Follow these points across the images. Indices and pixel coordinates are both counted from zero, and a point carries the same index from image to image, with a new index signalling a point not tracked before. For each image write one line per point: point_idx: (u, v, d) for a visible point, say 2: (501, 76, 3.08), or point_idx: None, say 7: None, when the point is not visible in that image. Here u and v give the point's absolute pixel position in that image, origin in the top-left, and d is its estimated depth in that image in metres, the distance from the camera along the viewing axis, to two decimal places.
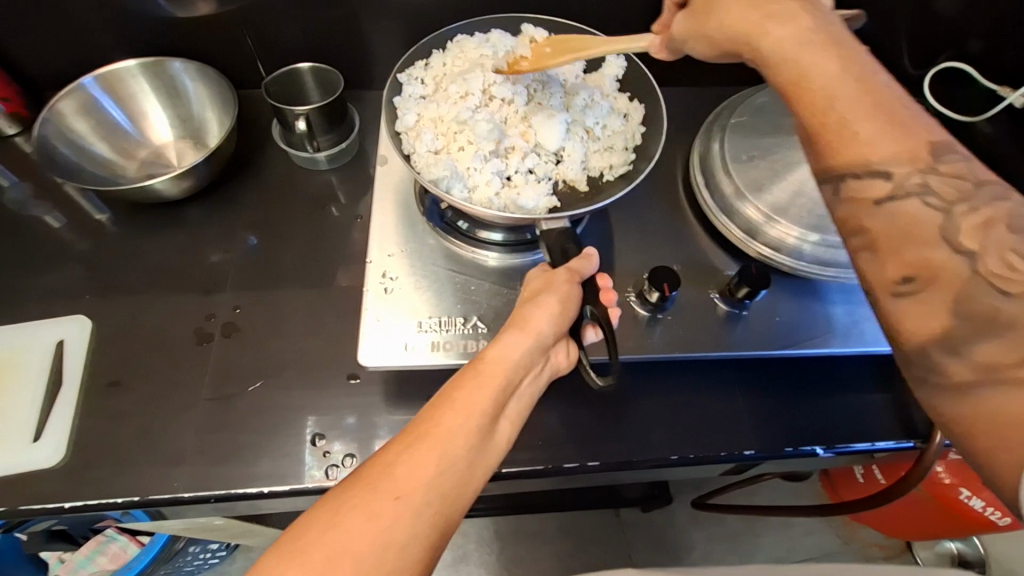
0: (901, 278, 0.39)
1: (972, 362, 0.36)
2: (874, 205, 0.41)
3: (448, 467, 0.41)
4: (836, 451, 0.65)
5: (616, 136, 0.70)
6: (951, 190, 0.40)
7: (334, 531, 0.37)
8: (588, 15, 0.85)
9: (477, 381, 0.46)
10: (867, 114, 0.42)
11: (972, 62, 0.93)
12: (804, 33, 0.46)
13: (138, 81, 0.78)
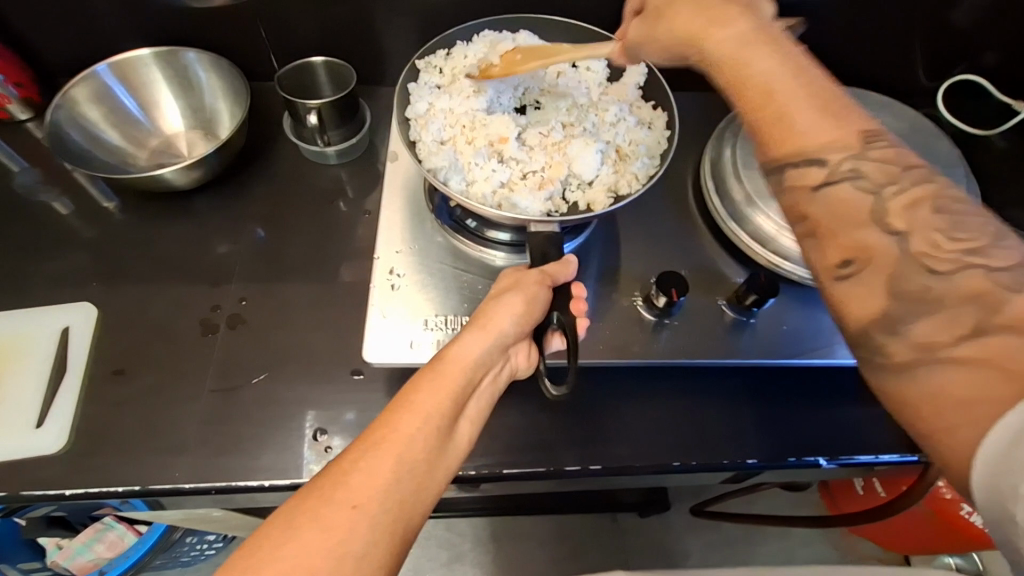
0: (841, 261, 0.39)
1: (910, 342, 0.36)
2: (811, 191, 0.41)
3: (406, 470, 0.41)
4: (840, 463, 0.65)
5: (633, 149, 0.68)
6: (882, 175, 0.40)
7: (289, 544, 0.36)
8: (603, 17, 0.85)
9: (435, 382, 0.46)
10: (802, 106, 0.42)
11: (987, 75, 0.92)
12: (744, 34, 0.46)
13: (151, 70, 0.78)
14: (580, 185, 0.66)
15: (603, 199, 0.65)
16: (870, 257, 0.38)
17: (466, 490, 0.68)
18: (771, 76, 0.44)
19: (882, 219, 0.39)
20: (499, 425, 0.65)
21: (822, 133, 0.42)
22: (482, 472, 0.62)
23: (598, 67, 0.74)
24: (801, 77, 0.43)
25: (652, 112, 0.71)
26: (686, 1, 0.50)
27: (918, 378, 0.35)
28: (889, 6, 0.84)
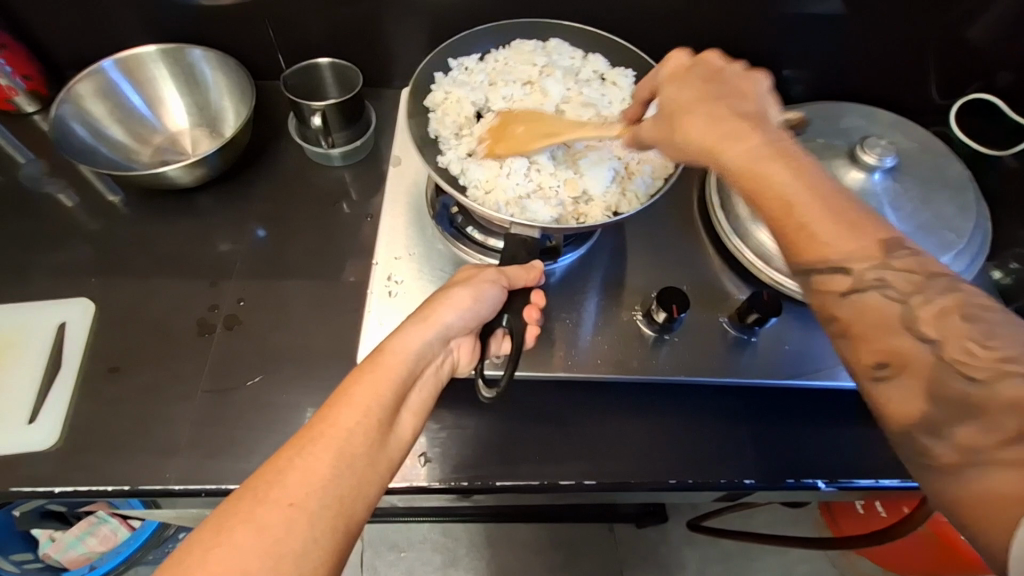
0: (876, 363, 0.39)
1: (954, 444, 0.35)
2: (840, 297, 0.41)
3: (345, 465, 0.40)
4: (840, 486, 0.64)
5: (644, 170, 0.66)
6: (907, 283, 0.40)
7: (222, 546, 0.35)
8: (613, 25, 0.84)
9: (374, 376, 0.46)
10: (824, 218, 0.42)
11: (1002, 95, 0.91)
12: (754, 151, 0.46)
13: (158, 67, 0.78)
14: (583, 200, 0.65)
15: (600, 215, 0.63)
16: (902, 362, 0.38)
17: (459, 501, 0.67)
18: (789, 191, 0.43)
19: (913, 323, 0.39)
20: (494, 436, 0.65)
21: (844, 244, 0.41)
22: (475, 484, 0.61)
23: (624, 82, 0.72)
24: (818, 196, 0.43)
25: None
26: (696, 117, 0.50)
27: (966, 480, 0.34)
28: (903, 23, 0.83)
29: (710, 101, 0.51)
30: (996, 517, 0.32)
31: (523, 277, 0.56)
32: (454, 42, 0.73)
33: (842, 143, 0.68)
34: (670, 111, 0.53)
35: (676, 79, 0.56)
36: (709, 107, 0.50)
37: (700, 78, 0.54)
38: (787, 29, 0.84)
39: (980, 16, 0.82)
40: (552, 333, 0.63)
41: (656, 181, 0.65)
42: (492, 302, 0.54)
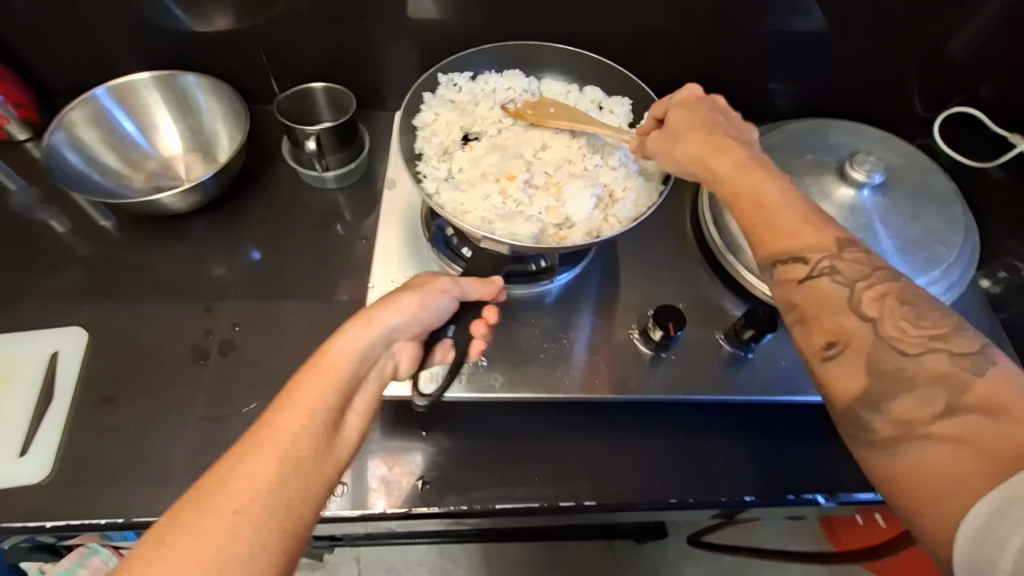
0: (826, 343, 0.43)
1: (890, 417, 0.39)
2: (797, 284, 0.45)
3: (292, 467, 0.39)
4: (839, 501, 0.64)
5: (629, 196, 0.67)
6: (855, 270, 0.44)
7: (166, 556, 0.34)
8: (602, 44, 0.85)
9: (320, 379, 0.45)
10: (793, 226, 0.47)
11: (983, 108, 0.93)
12: (741, 164, 0.51)
13: (151, 93, 0.78)
14: (565, 224, 0.65)
15: (580, 238, 0.64)
16: (848, 340, 0.42)
17: (456, 524, 0.66)
18: (764, 197, 0.48)
19: (856, 306, 0.43)
20: (493, 457, 0.64)
21: (808, 237, 0.46)
22: (475, 507, 0.61)
23: (621, 112, 0.73)
24: (790, 204, 0.48)
25: (660, 162, 0.69)
26: (696, 139, 0.54)
27: (901, 453, 0.38)
28: (886, 39, 0.85)
29: (711, 128, 0.54)
30: (921, 487, 0.36)
31: (480, 291, 0.56)
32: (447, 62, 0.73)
33: (831, 159, 0.69)
34: (674, 130, 0.56)
35: (683, 104, 0.58)
36: (704, 125, 0.55)
37: (706, 108, 0.56)
38: (770, 47, 0.86)
39: (960, 32, 0.84)
40: (550, 353, 0.62)
41: (641, 206, 0.66)
42: (443, 310, 0.54)
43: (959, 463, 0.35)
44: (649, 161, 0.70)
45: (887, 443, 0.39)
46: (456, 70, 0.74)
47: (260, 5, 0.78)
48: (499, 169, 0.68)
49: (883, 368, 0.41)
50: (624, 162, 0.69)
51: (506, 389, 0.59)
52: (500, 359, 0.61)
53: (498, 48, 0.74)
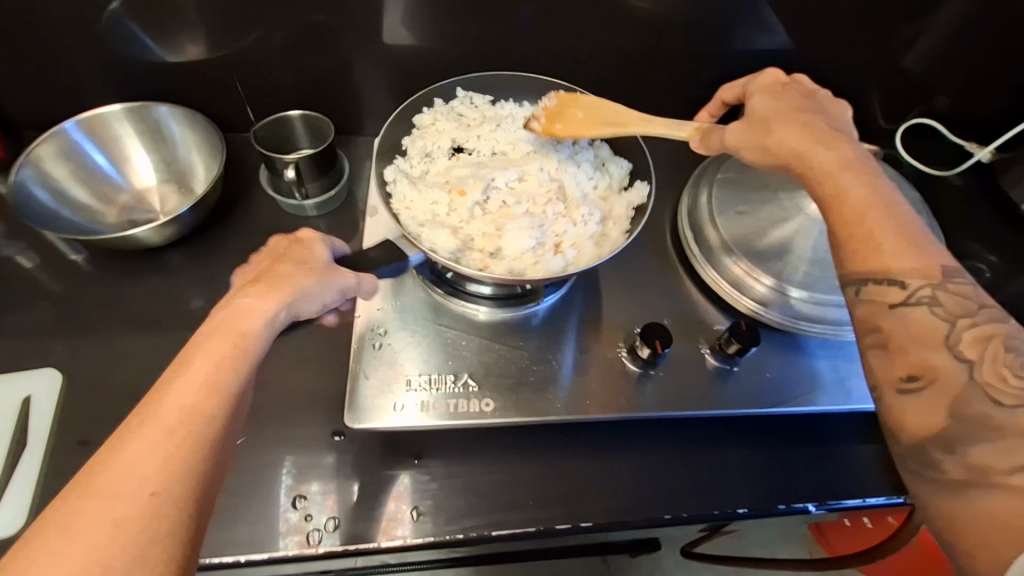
0: (906, 375, 0.43)
1: (964, 461, 0.39)
2: (889, 309, 0.45)
3: (195, 438, 0.39)
4: (829, 508, 0.65)
5: (570, 251, 0.64)
6: (957, 307, 0.44)
7: (68, 544, 0.33)
8: (576, 64, 0.87)
9: (217, 351, 0.43)
10: (892, 233, 0.47)
11: (940, 118, 0.97)
12: (846, 160, 0.52)
13: (123, 125, 0.77)
14: (493, 257, 0.64)
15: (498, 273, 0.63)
16: (934, 376, 0.42)
17: (451, 552, 0.66)
18: (863, 202, 0.48)
19: (955, 344, 0.43)
20: (487, 482, 0.64)
21: (904, 263, 0.46)
22: (471, 535, 0.60)
23: (614, 173, 0.70)
24: (893, 214, 0.48)
25: (620, 233, 0.66)
26: (790, 125, 0.55)
27: (970, 499, 0.38)
28: (846, 55, 0.88)
29: (804, 113, 0.56)
30: (981, 540, 0.36)
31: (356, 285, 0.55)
32: (472, 79, 0.74)
33: None
34: (764, 119, 0.57)
35: (770, 94, 0.60)
36: (803, 119, 0.55)
37: (795, 98, 0.59)
38: (736, 65, 0.89)
39: (915, 47, 0.88)
40: (539, 376, 0.63)
41: (573, 262, 0.63)
42: (335, 295, 0.53)
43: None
44: (612, 229, 0.66)
45: (957, 485, 0.39)
46: (477, 89, 0.75)
47: (234, 33, 0.78)
48: (460, 182, 0.68)
49: (965, 412, 0.40)
50: (585, 221, 0.66)
51: (497, 415, 0.59)
52: (489, 384, 0.61)
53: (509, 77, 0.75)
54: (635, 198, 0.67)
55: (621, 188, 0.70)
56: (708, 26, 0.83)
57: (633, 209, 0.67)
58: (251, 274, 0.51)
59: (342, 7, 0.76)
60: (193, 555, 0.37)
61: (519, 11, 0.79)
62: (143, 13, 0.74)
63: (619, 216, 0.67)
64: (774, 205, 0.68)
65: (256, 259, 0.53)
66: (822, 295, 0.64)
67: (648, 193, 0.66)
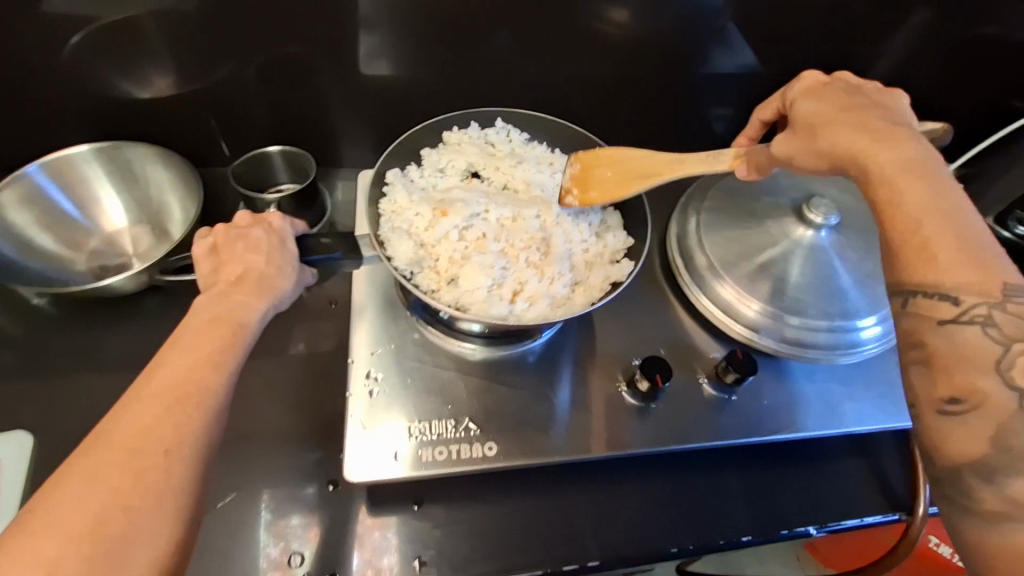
0: (950, 398, 0.38)
1: (1003, 493, 0.36)
2: (936, 324, 0.40)
3: (197, 402, 0.45)
4: (830, 529, 0.66)
5: (523, 303, 0.62)
6: (1016, 330, 0.38)
7: (92, 487, 0.39)
8: (555, 92, 0.88)
9: (213, 332, 0.50)
10: (952, 240, 0.41)
11: None
12: (907, 161, 0.47)
13: (92, 166, 0.73)
14: (448, 284, 0.63)
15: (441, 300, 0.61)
16: (981, 401, 0.37)
17: None
18: (922, 206, 0.43)
19: (1006, 369, 0.37)
20: (490, 523, 0.62)
21: (962, 274, 0.40)
22: None
23: (610, 242, 0.67)
24: (956, 218, 0.42)
25: (583, 305, 0.63)
26: (839, 125, 0.54)
27: (1006, 531, 0.35)
28: None
29: (853, 112, 0.55)
30: None
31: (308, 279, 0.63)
32: (516, 114, 0.75)
33: (786, 201, 0.72)
34: (813, 125, 0.56)
35: (813, 98, 0.60)
36: (856, 120, 0.54)
37: (845, 100, 0.58)
38: (709, 90, 0.91)
39: (879, 70, 0.91)
40: (540, 417, 0.62)
41: (519, 314, 0.61)
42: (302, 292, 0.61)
43: None
44: (578, 297, 0.64)
45: (988, 516, 0.36)
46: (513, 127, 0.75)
47: (205, 67, 0.75)
48: (451, 203, 0.67)
49: (1006, 443, 0.36)
50: (553, 280, 0.64)
51: (501, 459, 0.59)
52: (491, 427, 0.60)
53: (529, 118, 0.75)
54: (615, 274, 0.64)
55: (612, 260, 0.67)
56: (682, 52, 0.85)
57: (610, 284, 0.64)
58: (233, 261, 0.56)
59: (317, 39, 0.75)
60: (198, 507, 0.44)
61: (497, 41, 0.79)
62: (107, 48, 0.71)
63: (593, 288, 0.64)
64: (761, 230, 0.69)
65: (232, 242, 0.58)
66: (811, 323, 0.65)
67: (628, 274, 0.63)
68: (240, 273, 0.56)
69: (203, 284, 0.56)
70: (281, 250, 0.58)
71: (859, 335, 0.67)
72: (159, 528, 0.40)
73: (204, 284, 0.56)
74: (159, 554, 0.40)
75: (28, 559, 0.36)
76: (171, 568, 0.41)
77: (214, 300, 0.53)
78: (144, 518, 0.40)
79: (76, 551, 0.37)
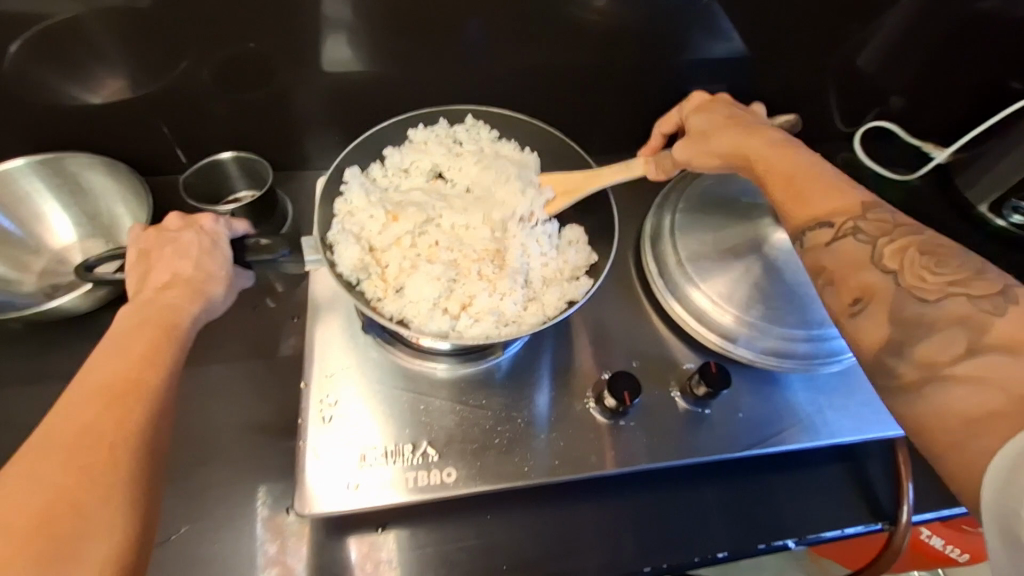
0: (853, 300, 0.46)
1: (914, 362, 0.41)
2: (825, 247, 0.49)
3: (137, 397, 0.43)
4: (808, 542, 0.65)
5: (468, 318, 0.60)
6: (876, 229, 0.48)
7: (33, 488, 0.37)
8: (526, 86, 0.83)
9: (144, 334, 0.48)
10: (821, 191, 0.51)
11: (899, 119, 0.96)
12: (772, 144, 0.56)
13: (30, 181, 0.70)
14: (394, 294, 0.60)
15: (386, 310, 0.59)
16: (873, 292, 0.45)
17: None
18: (791, 172, 0.54)
19: (879, 261, 0.46)
20: (457, 549, 0.60)
21: (829, 206, 0.50)
22: None
23: (571, 257, 0.64)
24: (816, 175, 0.53)
25: (533, 324, 0.60)
26: (716, 136, 0.60)
27: (922, 398, 0.40)
28: (805, 60, 0.85)
29: (732, 121, 0.61)
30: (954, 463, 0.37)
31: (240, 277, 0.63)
32: (488, 111, 0.70)
33: (766, 202, 0.68)
34: (701, 130, 0.63)
35: (698, 111, 0.66)
36: (730, 125, 0.60)
37: (722, 107, 0.65)
38: (692, 76, 0.86)
39: (870, 50, 0.85)
40: (506, 438, 0.60)
41: (460, 330, 0.59)
42: (237, 295, 0.60)
43: (986, 405, 0.37)
44: (529, 315, 0.61)
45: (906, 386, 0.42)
46: (484, 126, 0.70)
47: (157, 68, 0.71)
48: (409, 207, 0.64)
49: (903, 316, 0.43)
50: (505, 293, 0.61)
51: (462, 486, 0.57)
52: (452, 452, 0.59)
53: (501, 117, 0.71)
54: (572, 292, 0.62)
55: (572, 277, 0.64)
56: (664, 36, 0.80)
57: (566, 303, 0.62)
58: (160, 269, 0.54)
59: (272, 35, 0.70)
60: (153, 504, 0.42)
61: (467, 31, 0.74)
62: (50, 51, 0.66)
63: (547, 305, 0.61)
64: (739, 234, 0.66)
65: (161, 247, 0.56)
66: (786, 331, 0.63)
67: (584, 293, 0.60)
68: (169, 281, 0.54)
69: (131, 291, 0.54)
70: (212, 254, 0.57)
71: (841, 343, 0.64)
72: (115, 522, 0.38)
73: (132, 293, 0.54)
74: (118, 548, 0.38)
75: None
76: (132, 565, 0.38)
77: (142, 306, 0.51)
78: (99, 513, 0.37)
79: (22, 552, 0.34)
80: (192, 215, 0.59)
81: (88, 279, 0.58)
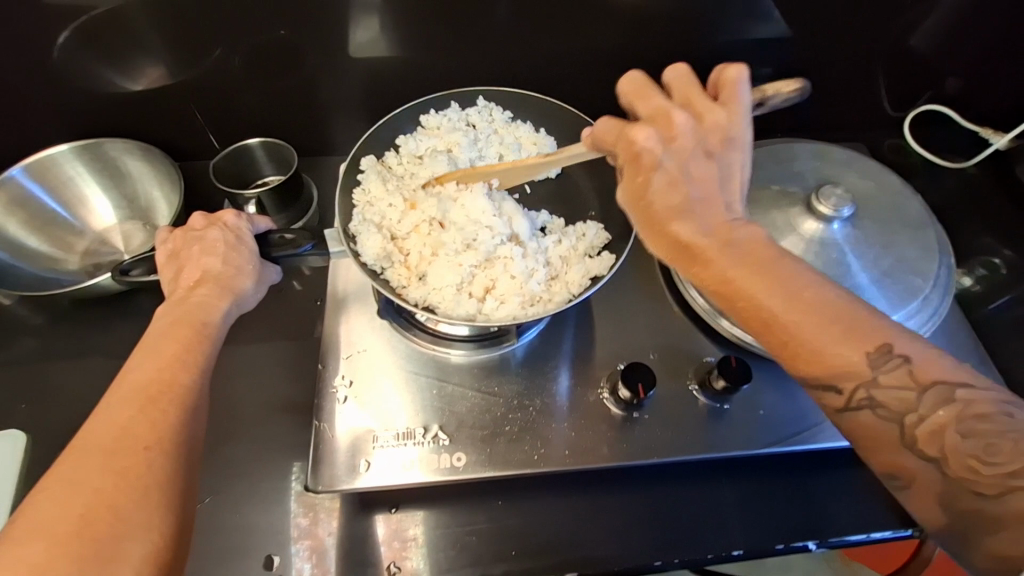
0: (889, 473, 0.41)
1: (985, 551, 0.37)
2: (836, 413, 0.42)
3: (172, 401, 0.45)
4: (830, 544, 0.62)
5: (493, 301, 0.59)
6: (897, 402, 0.40)
7: (73, 489, 0.39)
8: (553, 69, 0.81)
9: (177, 334, 0.50)
10: (813, 330, 0.40)
11: (954, 102, 0.89)
12: (739, 256, 0.43)
13: (74, 166, 0.74)
14: (417, 281, 0.60)
15: (411, 297, 0.59)
16: (911, 477, 0.40)
17: None
18: (776, 309, 0.41)
19: (912, 444, 0.39)
20: (468, 534, 0.61)
21: (841, 360, 0.40)
22: None
23: (587, 235, 0.63)
24: (804, 307, 0.40)
25: (559, 302, 0.59)
26: (680, 229, 0.44)
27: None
28: (853, 39, 0.80)
29: (684, 199, 0.45)
30: None
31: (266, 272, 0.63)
32: (499, 91, 0.70)
33: (795, 190, 0.66)
34: (651, 220, 0.46)
35: (641, 170, 0.46)
36: (685, 212, 0.45)
37: (665, 159, 0.45)
38: (732, 58, 0.82)
39: (924, 26, 0.79)
40: (515, 426, 0.60)
41: (487, 312, 0.59)
42: (266, 290, 0.61)
43: None
44: (554, 294, 0.60)
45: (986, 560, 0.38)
46: (493, 106, 0.70)
47: (192, 54, 0.73)
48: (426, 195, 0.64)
49: None
50: (528, 273, 0.60)
51: (471, 470, 0.57)
52: (462, 437, 0.59)
53: (517, 96, 0.70)
54: (595, 268, 0.61)
55: (587, 254, 0.63)
56: (701, 16, 0.76)
57: (590, 280, 0.61)
58: (190, 266, 0.56)
59: (302, 19, 0.71)
60: (186, 501, 0.43)
61: (494, 14, 0.73)
62: (94, 42, 0.69)
63: (571, 283, 0.60)
64: (769, 222, 0.64)
65: (189, 246, 0.58)
66: None
67: (608, 268, 0.59)
68: (199, 278, 0.56)
69: (167, 291, 0.56)
70: (237, 249, 0.58)
71: None
72: (149, 521, 0.39)
73: (166, 291, 0.56)
74: (154, 546, 0.39)
75: (15, 565, 0.35)
76: (168, 561, 0.40)
77: (175, 305, 0.53)
78: (135, 513, 0.39)
79: (65, 550, 0.36)
80: (215, 213, 0.61)
81: (123, 276, 0.60)
